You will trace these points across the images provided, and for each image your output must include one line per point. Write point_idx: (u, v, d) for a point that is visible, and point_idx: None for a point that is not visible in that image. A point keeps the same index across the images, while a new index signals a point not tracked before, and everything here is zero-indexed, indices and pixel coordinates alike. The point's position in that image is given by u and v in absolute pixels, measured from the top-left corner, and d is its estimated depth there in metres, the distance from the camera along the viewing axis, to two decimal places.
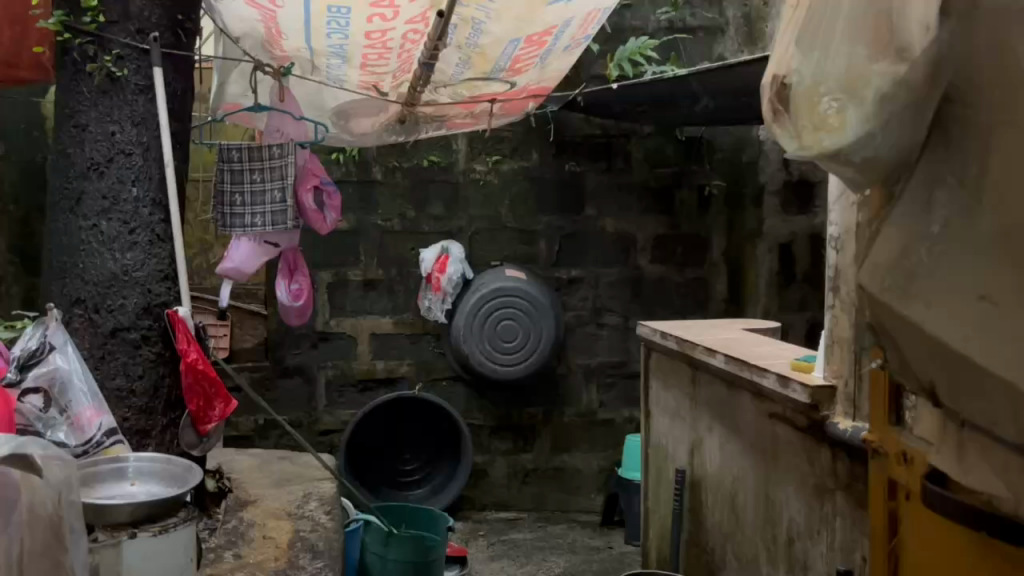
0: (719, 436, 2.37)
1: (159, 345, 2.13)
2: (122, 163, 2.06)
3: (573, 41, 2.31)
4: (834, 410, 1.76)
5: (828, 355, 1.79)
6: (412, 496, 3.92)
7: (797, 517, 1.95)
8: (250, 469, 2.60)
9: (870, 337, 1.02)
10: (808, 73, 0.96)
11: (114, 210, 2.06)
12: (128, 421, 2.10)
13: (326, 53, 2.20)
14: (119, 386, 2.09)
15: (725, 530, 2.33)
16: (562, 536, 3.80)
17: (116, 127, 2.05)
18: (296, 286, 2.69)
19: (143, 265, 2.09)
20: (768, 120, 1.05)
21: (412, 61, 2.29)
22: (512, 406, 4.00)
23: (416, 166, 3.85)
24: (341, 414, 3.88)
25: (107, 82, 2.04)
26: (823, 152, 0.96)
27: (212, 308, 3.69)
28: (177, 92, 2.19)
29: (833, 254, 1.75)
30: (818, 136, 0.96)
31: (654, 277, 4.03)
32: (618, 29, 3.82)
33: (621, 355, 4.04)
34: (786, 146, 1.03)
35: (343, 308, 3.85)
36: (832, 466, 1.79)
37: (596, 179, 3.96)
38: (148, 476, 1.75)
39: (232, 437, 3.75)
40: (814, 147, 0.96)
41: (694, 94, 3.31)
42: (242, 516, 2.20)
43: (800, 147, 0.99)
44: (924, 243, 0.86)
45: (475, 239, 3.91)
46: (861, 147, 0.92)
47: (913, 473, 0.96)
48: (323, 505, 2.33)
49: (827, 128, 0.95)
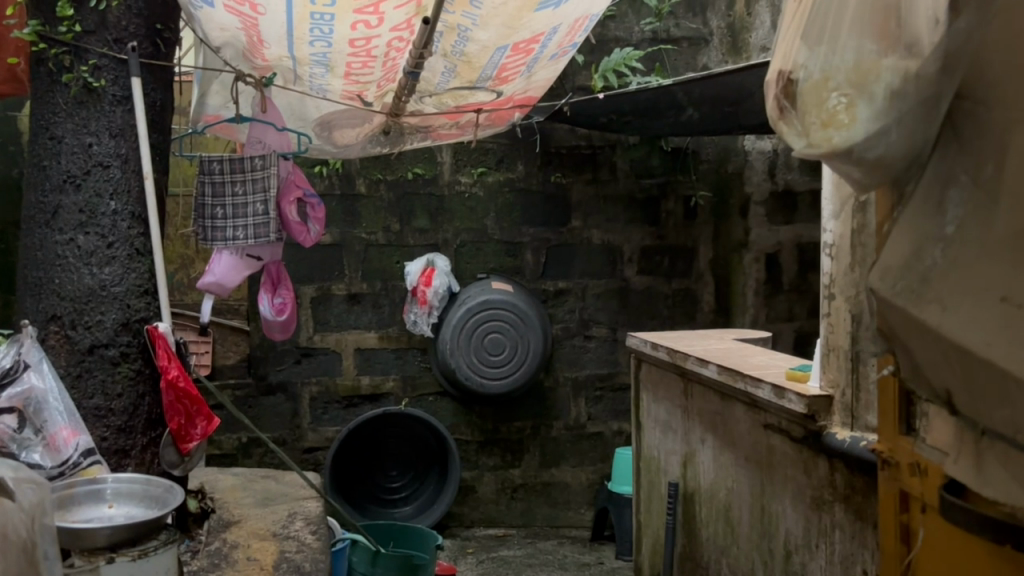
0: (712, 447, 2.34)
1: (138, 362, 2.07)
2: (100, 175, 2.01)
3: (559, 50, 2.28)
4: (831, 420, 1.75)
5: (824, 363, 1.78)
6: (399, 514, 3.87)
7: (794, 529, 1.92)
8: (233, 489, 2.53)
9: (878, 343, 0.99)
10: (814, 66, 0.91)
11: (91, 224, 2.01)
12: (106, 441, 2.03)
13: (308, 62, 2.16)
14: (97, 405, 2.02)
15: (720, 543, 2.29)
16: (552, 552, 3.75)
17: (93, 139, 2.00)
18: (280, 300, 2.63)
19: (122, 280, 2.04)
20: (771, 120, 1.00)
21: (396, 70, 2.25)
22: (500, 420, 3.95)
23: (400, 178, 3.81)
24: (325, 431, 3.82)
25: (83, 92, 1.99)
26: (832, 150, 0.90)
27: (192, 324, 3.65)
28: (156, 103, 2.14)
29: (827, 262, 1.75)
30: (827, 134, 0.90)
31: (641, 288, 4.00)
32: (602, 39, 3.80)
33: (609, 367, 4.01)
34: (792, 145, 0.96)
35: (328, 324, 3.79)
36: (830, 477, 1.77)
37: (582, 190, 3.93)
38: (127, 498, 1.69)
39: (215, 455, 3.68)
40: (822, 146, 0.90)
41: (679, 104, 3.30)
42: (225, 537, 2.14)
43: (807, 144, 0.92)
44: (938, 244, 0.83)
45: (461, 252, 3.88)
46: (874, 145, 0.87)
47: (928, 484, 0.92)
48: (309, 525, 2.27)
49: (836, 124, 0.89)
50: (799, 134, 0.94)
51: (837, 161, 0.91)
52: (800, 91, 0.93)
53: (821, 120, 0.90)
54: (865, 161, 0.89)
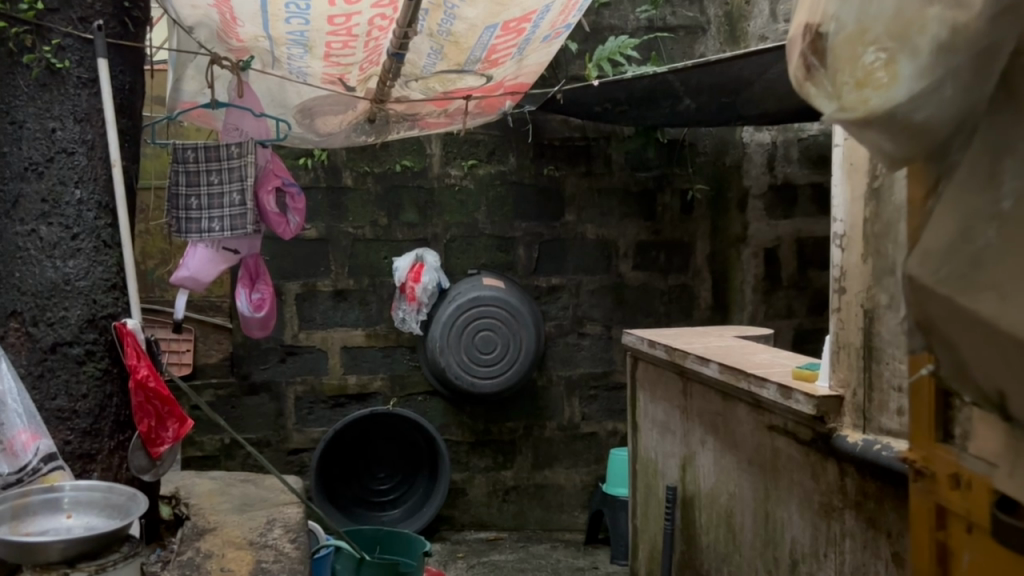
0: (713, 450, 2.23)
1: (105, 361, 1.95)
2: (64, 162, 1.89)
3: (552, 30, 2.16)
4: (842, 422, 1.66)
5: (835, 362, 1.68)
6: (387, 517, 3.76)
7: (801, 537, 1.82)
8: (210, 494, 2.41)
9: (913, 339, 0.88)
10: (848, 18, 0.80)
11: (54, 214, 1.88)
12: (70, 445, 1.90)
13: (285, 41, 2.04)
14: (59, 407, 1.89)
15: (721, 550, 2.18)
16: (545, 556, 3.63)
17: (57, 124, 1.88)
18: (258, 295, 2.51)
19: (87, 274, 1.92)
20: (797, 80, 0.89)
21: (380, 51, 2.14)
22: (491, 421, 3.83)
23: (388, 171, 3.68)
24: (311, 432, 3.70)
25: (46, 74, 1.86)
26: (870, 114, 0.78)
27: (169, 321, 3.53)
28: (124, 87, 2.02)
29: (837, 253, 1.67)
30: (863, 95, 0.79)
31: (637, 284, 3.89)
32: (596, 28, 3.69)
33: (604, 366, 3.90)
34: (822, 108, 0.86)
35: (313, 321, 3.67)
36: (841, 482, 1.67)
37: (576, 183, 3.82)
38: (87, 507, 1.56)
39: (196, 457, 3.56)
40: (858, 108, 0.79)
41: (676, 93, 3.20)
42: (198, 546, 2.02)
43: (840, 109, 0.81)
44: (991, 223, 0.73)
45: (450, 247, 3.76)
46: (918, 107, 0.76)
47: (972, 499, 0.81)
48: (289, 533, 2.15)
49: (873, 84, 0.78)
50: (830, 97, 0.83)
51: (875, 127, 0.80)
52: (832, 45, 0.82)
53: (856, 79, 0.79)
54: (905, 126, 0.77)
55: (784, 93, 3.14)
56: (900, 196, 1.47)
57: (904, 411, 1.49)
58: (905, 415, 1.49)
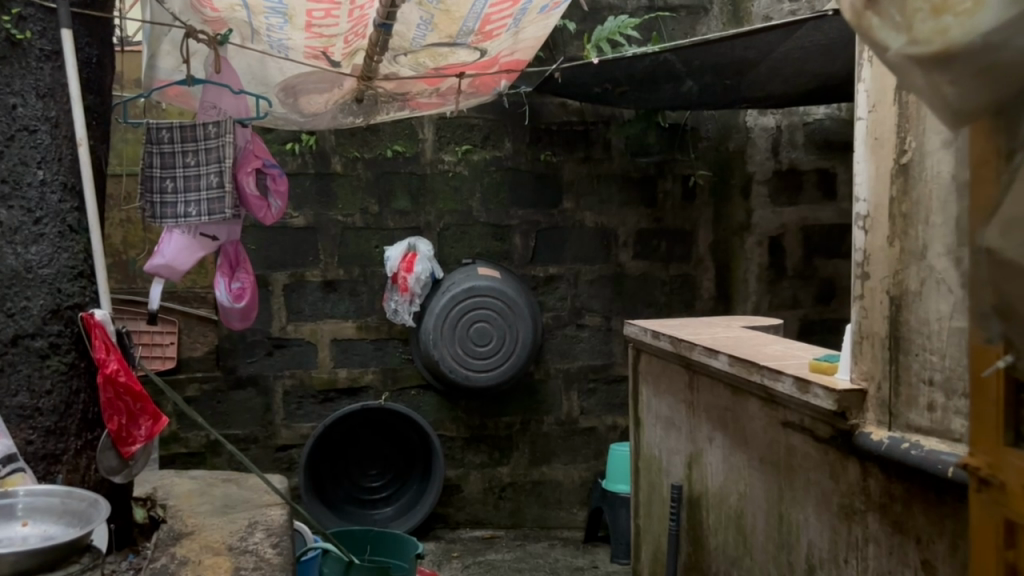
0: (721, 446, 2.10)
1: (71, 355, 1.81)
2: (25, 141, 1.74)
3: (550, 2, 2.01)
4: (865, 419, 1.53)
5: (857, 354, 1.57)
6: (379, 516, 3.64)
7: (818, 541, 1.69)
8: (189, 495, 2.28)
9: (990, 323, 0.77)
10: None
11: (14, 196, 1.74)
12: (32, 446, 1.76)
13: (263, 10, 1.91)
14: (21, 404, 1.75)
15: (731, 554, 2.06)
16: (543, 556, 3.51)
17: (17, 100, 1.73)
18: (238, 284, 2.38)
19: (51, 261, 1.78)
20: (855, 11, 0.83)
21: (366, 22, 2.01)
22: (487, 415, 3.71)
23: (379, 157, 3.55)
24: (300, 427, 3.57)
25: (5, 46, 1.71)
26: (948, 48, 0.73)
27: (141, 312, 3.38)
28: (91, 60, 1.88)
29: (859, 236, 1.55)
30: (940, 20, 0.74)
31: (637, 274, 3.76)
32: (595, 8, 3.56)
33: (603, 358, 3.77)
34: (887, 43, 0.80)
35: (301, 313, 3.53)
36: (863, 483, 1.55)
37: (574, 169, 3.68)
38: (44, 514, 1.43)
39: (181, 454, 3.42)
40: (936, 40, 0.74)
41: (678, 74, 3.06)
42: (174, 551, 1.89)
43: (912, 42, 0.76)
44: None
45: (444, 236, 3.62)
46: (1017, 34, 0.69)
47: None
48: (271, 537, 2.01)
49: (953, 8, 0.73)
50: (898, 29, 0.78)
51: (950, 64, 0.74)
52: None
53: (932, 5, 0.75)
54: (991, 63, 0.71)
55: (790, 72, 3.02)
56: (931, 172, 1.35)
57: (935, 406, 1.37)
58: (937, 410, 1.36)
